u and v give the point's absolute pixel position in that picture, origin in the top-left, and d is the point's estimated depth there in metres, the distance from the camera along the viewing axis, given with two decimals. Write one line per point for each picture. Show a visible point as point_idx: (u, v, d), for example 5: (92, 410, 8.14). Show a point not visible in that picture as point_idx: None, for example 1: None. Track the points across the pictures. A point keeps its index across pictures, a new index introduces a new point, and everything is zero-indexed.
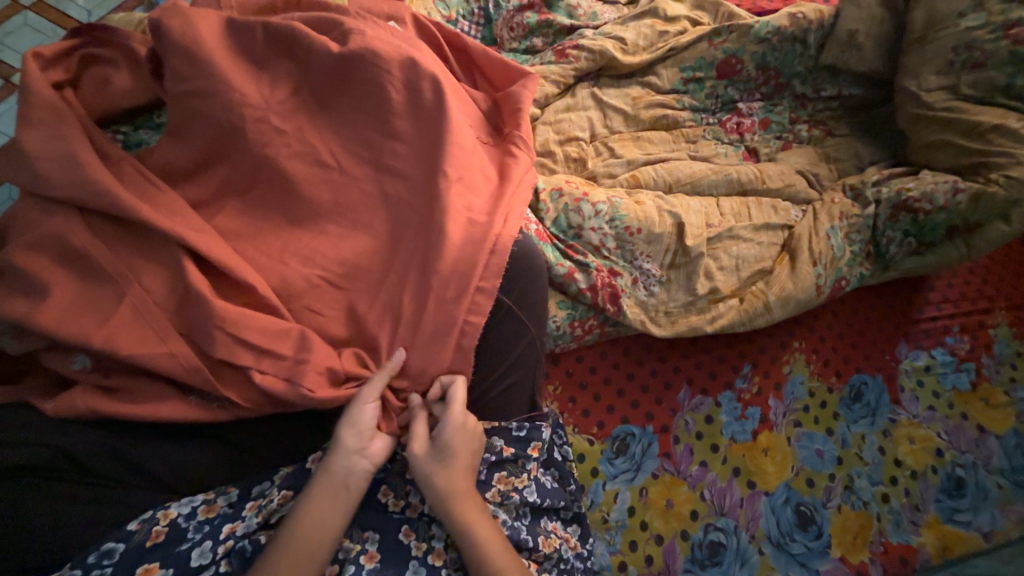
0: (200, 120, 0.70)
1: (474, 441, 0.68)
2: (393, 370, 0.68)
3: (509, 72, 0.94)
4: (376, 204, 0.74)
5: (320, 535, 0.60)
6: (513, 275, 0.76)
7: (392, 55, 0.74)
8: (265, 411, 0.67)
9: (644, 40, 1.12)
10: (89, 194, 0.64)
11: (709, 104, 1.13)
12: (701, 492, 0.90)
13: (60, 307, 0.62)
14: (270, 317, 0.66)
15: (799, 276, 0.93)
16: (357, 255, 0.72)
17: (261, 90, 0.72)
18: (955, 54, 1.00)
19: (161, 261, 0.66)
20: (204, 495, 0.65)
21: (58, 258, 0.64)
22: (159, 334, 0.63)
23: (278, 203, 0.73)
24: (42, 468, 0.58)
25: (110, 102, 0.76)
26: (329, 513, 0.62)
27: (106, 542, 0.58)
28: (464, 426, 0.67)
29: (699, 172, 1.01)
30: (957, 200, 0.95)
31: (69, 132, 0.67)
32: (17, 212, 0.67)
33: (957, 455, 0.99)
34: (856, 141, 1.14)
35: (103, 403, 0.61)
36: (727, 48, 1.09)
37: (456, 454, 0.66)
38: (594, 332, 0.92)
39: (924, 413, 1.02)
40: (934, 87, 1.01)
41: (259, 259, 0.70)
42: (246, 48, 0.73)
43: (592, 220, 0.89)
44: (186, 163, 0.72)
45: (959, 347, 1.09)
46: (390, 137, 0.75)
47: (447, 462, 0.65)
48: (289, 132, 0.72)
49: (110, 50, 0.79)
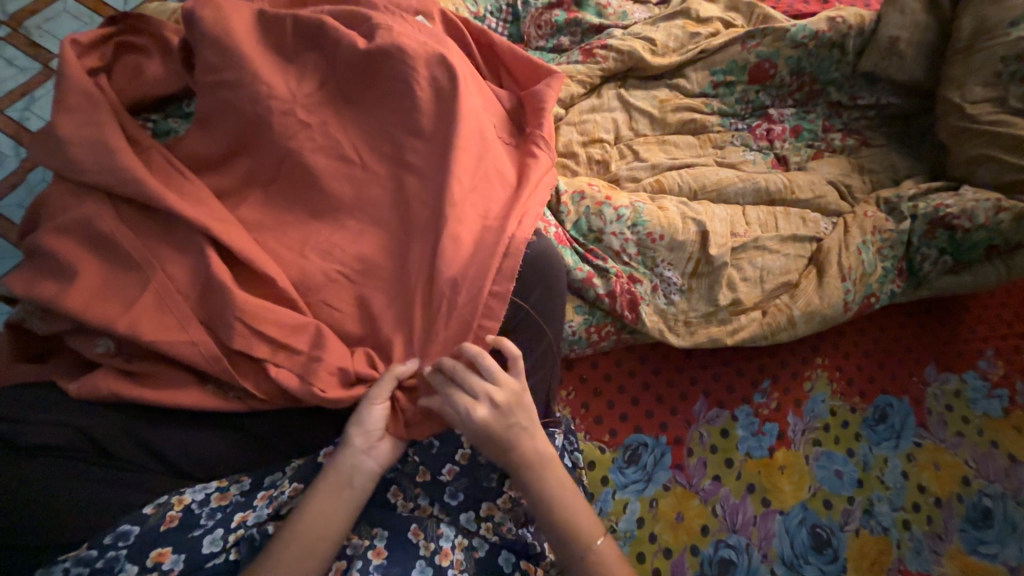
0: (228, 110, 0.71)
1: (517, 404, 0.67)
2: (400, 373, 0.67)
3: (534, 70, 0.93)
4: (396, 200, 0.74)
5: (321, 533, 0.61)
6: (531, 280, 0.75)
7: (419, 52, 0.74)
8: (277, 403, 0.67)
9: (674, 42, 1.10)
10: (118, 180, 0.65)
11: (738, 109, 1.10)
12: (713, 507, 0.88)
13: (87, 290, 0.63)
14: (287, 311, 0.66)
15: (826, 291, 0.90)
16: (375, 253, 0.72)
17: (288, 83, 0.72)
18: (1003, 66, 0.95)
19: (184, 249, 0.66)
20: (217, 483, 0.65)
21: (86, 243, 0.65)
22: (180, 322, 0.64)
23: (301, 197, 0.74)
24: (59, 448, 0.59)
25: (142, 91, 0.77)
26: (331, 510, 0.62)
27: (120, 525, 0.59)
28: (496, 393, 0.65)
29: (725, 179, 0.98)
30: (999, 219, 0.91)
31: (101, 119, 0.68)
32: (50, 196, 0.68)
33: (984, 484, 0.95)
34: (891, 152, 1.09)
35: (123, 386, 0.62)
36: (761, 52, 1.06)
37: (501, 423, 0.65)
38: (611, 338, 0.91)
39: (951, 438, 0.98)
40: (979, 98, 0.97)
41: (279, 251, 0.70)
42: (275, 40, 0.74)
43: (613, 224, 0.88)
44: (214, 154, 0.73)
45: (992, 372, 1.03)
46: (413, 134, 0.74)
47: (495, 435, 0.65)
48: (313, 126, 0.73)
49: (144, 39, 0.80)
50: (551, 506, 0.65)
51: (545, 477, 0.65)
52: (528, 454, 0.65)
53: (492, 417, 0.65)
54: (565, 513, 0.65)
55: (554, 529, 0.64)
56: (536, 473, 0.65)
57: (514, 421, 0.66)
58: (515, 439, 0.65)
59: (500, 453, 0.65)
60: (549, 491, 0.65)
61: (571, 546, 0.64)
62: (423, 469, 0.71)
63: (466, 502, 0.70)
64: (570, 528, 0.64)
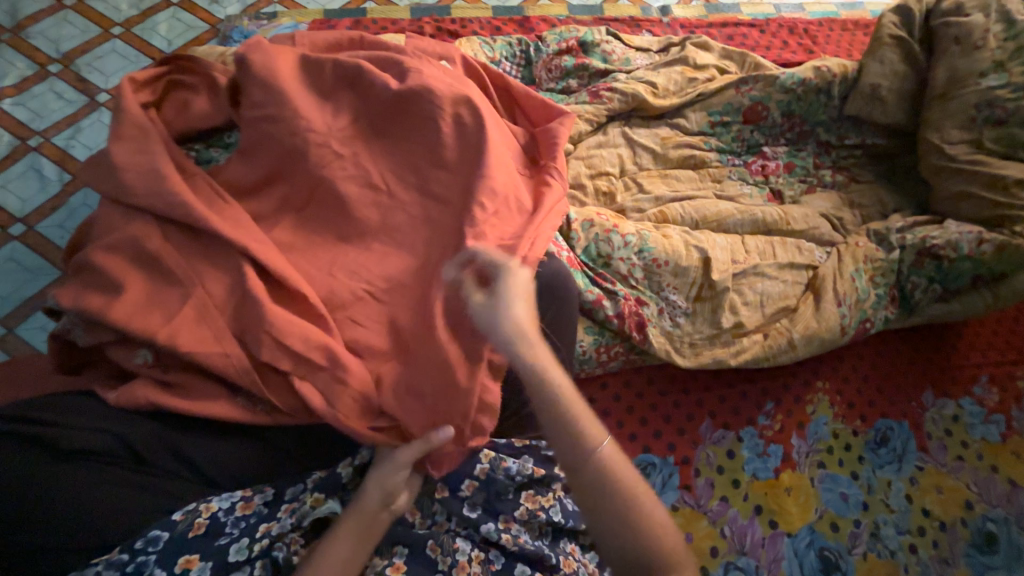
0: (269, 142, 0.77)
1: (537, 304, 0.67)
2: (430, 440, 0.70)
3: (547, 109, 1.01)
4: (420, 225, 0.79)
5: None
6: (551, 297, 0.80)
7: (445, 92, 0.81)
8: (300, 416, 0.70)
9: (674, 85, 1.19)
10: (165, 203, 0.70)
11: (734, 146, 1.18)
12: (721, 528, 0.90)
13: (131, 304, 0.67)
14: (316, 326, 0.70)
15: (823, 316, 0.95)
16: (399, 273, 0.77)
17: (325, 118, 0.80)
18: (977, 111, 1.03)
19: (223, 267, 0.71)
20: (242, 492, 0.67)
21: (132, 260, 0.70)
22: (215, 335, 0.67)
23: (331, 221, 0.79)
24: (97, 453, 0.62)
25: (189, 123, 0.85)
26: (345, 566, 0.64)
27: (151, 530, 0.61)
28: (517, 302, 0.63)
29: (725, 211, 1.05)
30: (982, 249, 0.97)
31: (153, 148, 0.74)
32: (100, 216, 0.74)
33: (988, 508, 0.96)
34: (879, 188, 1.17)
35: (159, 396, 0.65)
36: (754, 96, 1.15)
37: (523, 332, 0.62)
38: (619, 359, 0.94)
39: (952, 463, 1.00)
40: (957, 140, 1.05)
41: (310, 271, 0.75)
42: (314, 81, 0.81)
43: (621, 250, 0.93)
44: (254, 181, 0.79)
45: (987, 398, 1.06)
46: (437, 165, 0.81)
47: (512, 337, 0.61)
48: (346, 157, 0.79)
49: (192, 77, 0.88)
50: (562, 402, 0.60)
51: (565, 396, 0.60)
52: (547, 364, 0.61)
53: (512, 325, 0.62)
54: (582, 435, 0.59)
55: (567, 449, 0.59)
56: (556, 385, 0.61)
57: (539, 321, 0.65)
58: (535, 352, 0.61)
59: (517, 364, 0.61)
60: (564, 409, 0.60)
61: (588, 470, 0.58)
62: (441, 485, 0.74)
63: (485, 514, 0.72)
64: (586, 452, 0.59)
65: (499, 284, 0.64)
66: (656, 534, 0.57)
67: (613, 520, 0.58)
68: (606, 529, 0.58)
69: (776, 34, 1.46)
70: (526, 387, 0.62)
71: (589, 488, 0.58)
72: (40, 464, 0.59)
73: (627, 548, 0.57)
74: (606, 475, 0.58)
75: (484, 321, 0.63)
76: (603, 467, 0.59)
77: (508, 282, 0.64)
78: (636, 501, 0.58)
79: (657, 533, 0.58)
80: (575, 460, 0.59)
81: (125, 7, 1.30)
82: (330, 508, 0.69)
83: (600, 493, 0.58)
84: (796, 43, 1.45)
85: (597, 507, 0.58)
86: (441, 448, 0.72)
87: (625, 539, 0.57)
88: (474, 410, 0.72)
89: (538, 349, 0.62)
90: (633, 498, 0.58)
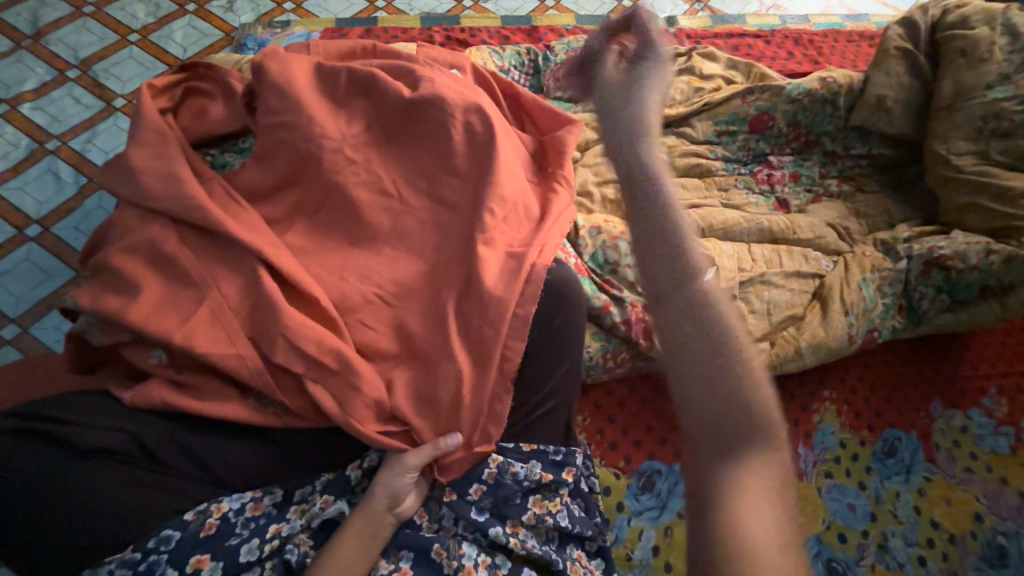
0: (284, 148, 0.79)
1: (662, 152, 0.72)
2: (440, 445, 0.71)
3: (555, 117, 1.02)
4: (430, 230, 0.80)
5: None
6: (561, 292, 0.79)
7: (456, 100, 0.83)
8: (311, 418, 0.71)
9: (680, 95, 1.21)
10: (182, 206, 0.72)
11: (740, 155, 1.19)
12: None
13: (148, 305, 0.68)
14: (327, 329, 0.71)
15: (830, 324, 0.95)
16: (409, 277, 0.78)
17: (339, 125, 0.81)
18: (983, 123, 1.04)
19: (237, 270, 0.72)
20: (252, 493, 0.68)
21: (149, 262, 0.71)
22: (229, 336, 0.68)
23: (343, 226, 0.80)
24: (111, 451, 0.62)
25: (205, 129, 0.86)
26: (352, 565, 0.65)
27: (163, 530, 0.62)
28: (646, 131, 0.72)
29: (731, 220, 1.05)
30: (990, 260, 0.96)
31: (171, 152, 0.76)
32: (118, 219, 0.75)
33: (998, 522, 0.94)
34: (886, 199, 1.17)
35: (174, 396, 0.66)
36: (760, 106, 1.17)
37: (642, 162, 0.68)
38: (626, 365, 0.94)
39: (960, 474, 0.99)
40: (964, 151, 1.05)
41: (322, 274, 0.76)
42: (329, 88, 0.83)
43: (628, 257, 0.94)
44: (268, 185, 0.80)
45: (996, 410, 1.04)
46: (448, 172, 0.82)
47: (634, 145, 0.70)
48: (358, 163, 0.80)
49: (210, 84, 0.90)
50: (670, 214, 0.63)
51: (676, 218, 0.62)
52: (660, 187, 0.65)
53: (634, 155, 0.69)
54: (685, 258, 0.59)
55: (663, 254, 0.60)
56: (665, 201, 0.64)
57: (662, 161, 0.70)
58: (654, 174, 0.67)
59: (632, 176, 0.67)
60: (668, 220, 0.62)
61: (683, 288, 0.57)
62: (450, 489, 0.74)
63: (493, 518, 0.73)
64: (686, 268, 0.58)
65: (641, 68, 0.79)
66: (752, 392, 0.51)
67: (707, 357, 0.53)
68: (692, 360, 0.53)
69: (781, 44, 1.48)
70: (632, 195, 0.66)
71: (677, 308, 0.56)
72: (56, 461, 0.60)
73: (714, 396, 0.51)
74: (704, 303, 0.56)
75: (612, 133, 0.73)
76: (702, 298, 0.56)
77: (651, 66, 0.80)
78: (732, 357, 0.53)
79: (753, 394, 0.51)
80: (675, 271, 0.58)
81: (142, 15, 1.33)
82: (337, 509, 0.69)
83: (690, 317, 0.55)
84: (802, 54, 1.46)
85: (690, 337, 0.54)
86: (449, 454, 0.72)
87: (714, 387, 0.51)
88: (487, 420, 0.73)
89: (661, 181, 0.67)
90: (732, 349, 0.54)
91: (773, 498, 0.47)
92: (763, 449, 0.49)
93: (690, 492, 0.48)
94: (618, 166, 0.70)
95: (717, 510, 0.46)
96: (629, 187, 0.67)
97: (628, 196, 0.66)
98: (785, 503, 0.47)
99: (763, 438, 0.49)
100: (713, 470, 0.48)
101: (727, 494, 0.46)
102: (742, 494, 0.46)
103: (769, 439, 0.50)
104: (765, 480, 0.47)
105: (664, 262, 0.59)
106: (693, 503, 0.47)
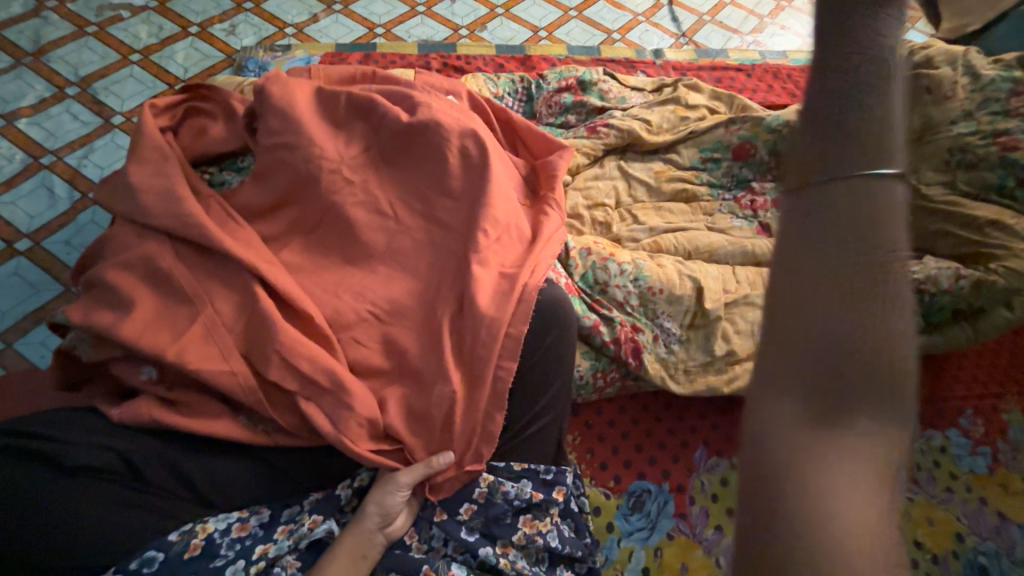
0: (283, 168, 0.81)
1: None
2: (432, 464, 0.71)
3: (548, 142, 1.06)
4: (424, 250, 0.82)
5: None
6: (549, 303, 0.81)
7: (453, 125, 0.86)
8: (302, 436, 0.70)
9: (667, 123, 1.26)
10: (180, 223, 0.73)
11: (724, 181, 1.23)
12: (716, 559, 0.88)
13: (141, 321, 0.68)
14: (320, 346, 0.72)
15: None
16: (403, 296, 0.79)
17: (337, 146, 0.83)
18: (950, 155, 1.10)
19: (233, 287, 0.73)
20: (238, 513, 0.67)
21: (144, 278, 0.71)
22: (222, 353, 0.69)
23: (338, 245, 0.82)
24: (97, 469, 0.61)
25: (205, 148, 0.88)
26: None
27: (146, 551, 0.61)
28: None
29: (716, 242, 1.08)
30: (961, 285, 1.00)
31: (170, 170, 0.77)
32: (114, 235, 0.76)
33: (979, 542, 0.95)
34: None
35: (163, 413, 0.66)
36: (742, 135, 1.21)
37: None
38: (615, 384, 0.97)
39: (941, 494, 1.02)
40: (934, 181, 1.11)
41: (317, 292, 0.77)
42: (329, 111, 0.86)
43: (617, 278, 0.96)
44: (266, 204, 0.82)
45: (974, 430, 1.08)
46: (443, 194, 0.84)
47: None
48: (356, 183, 0.83)
49: (211, 104, 0.92)
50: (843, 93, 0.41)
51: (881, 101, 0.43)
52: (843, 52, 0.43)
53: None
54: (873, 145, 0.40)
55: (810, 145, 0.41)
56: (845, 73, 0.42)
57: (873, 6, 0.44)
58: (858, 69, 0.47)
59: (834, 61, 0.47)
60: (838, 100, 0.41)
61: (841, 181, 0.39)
62: (440, 509, 0.74)
63: (483, 538, 0.73)
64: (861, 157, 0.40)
65: None
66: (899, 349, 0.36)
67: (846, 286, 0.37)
68: (827, 289, 0.37)
69: (761, 78, 1.56)
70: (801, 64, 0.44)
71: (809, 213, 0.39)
72: (39, 479, 0.59)
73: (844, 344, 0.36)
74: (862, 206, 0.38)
75: None
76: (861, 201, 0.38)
77: None
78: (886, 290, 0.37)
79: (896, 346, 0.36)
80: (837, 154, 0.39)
81: (144, 36, 1.36)
82: (326, 529, 0.68)
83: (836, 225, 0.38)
84: (781, 87, 1.54)
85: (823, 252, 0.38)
86: (442, 472, 0.73)
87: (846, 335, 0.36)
88: (479, 438, 0.73)
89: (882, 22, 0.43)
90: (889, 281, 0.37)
91: (873, 487, 0.36)
92: (879, 429, 0.36)
93: (757, 457, 0.37)
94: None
95: (784, 487, 0.36)
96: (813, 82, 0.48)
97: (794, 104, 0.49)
98: (883, 493, 0.36)
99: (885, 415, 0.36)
100: (796, 439, 0.36)
101: (798, 471, 0.36)
102: (826, 476, 0.35)
103: (896, 413, 0.36)
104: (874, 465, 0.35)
105: (843, 142, 0.39)
106: (757, 469, 0.37)
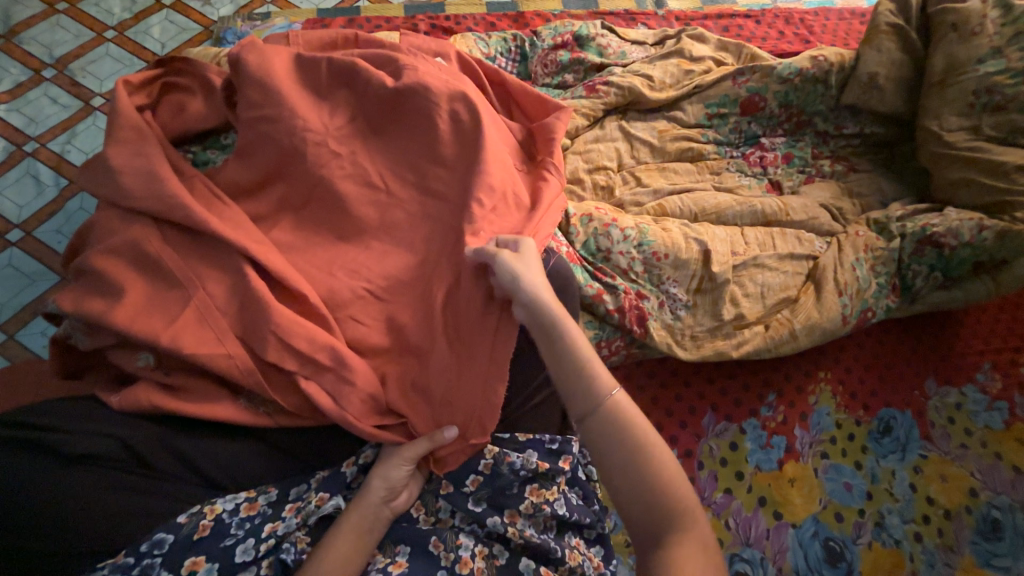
0: (267, 143, 0.77)
1: (584, 373, 0.61)
2: (434, 439, 0.71)
3: (544, 104, 1.00)
4: (419, 222, 0.79)
5: None
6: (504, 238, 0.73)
7: (441, 89, 0.81)
8: (305, 415, 0.70)
9: (670, 78, 1.19)
10: (163, 205, 0.70)
11: (732, 138, 1.17)
12: (725, 521, 0.90)
13: (134, 306, 0.67)
14: (317, 326, 0.70)
15: (824, 305, 0.95)
16: (399, 271, 0.77)
17: (321, 117, 0.79)
18: (976, 97, 1.02)
19: (223, 269, 0.71)
20: (246, 493, 0.68)
21: (132, 263, 0.69)
22: (218, 336, 0.67)
23: (330, 221, 0.79)
24: (101, 457, 0.62)
25: (185, 126, 0.85)
26: (351, 553, 0.65)
27: (156, 533, 0.61)
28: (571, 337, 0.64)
29: (723, 203, 1.04)
30: (983, 236, 0.96)
31: (150, 151, 0.74)
32: (98, 220, 0.73)
33: (993, 496, 0.96)
34: (878, 177, 1.16)
35: (163, 399, 0.65)
36: (751, 87, 1.15)
37: (544, 302, 0.66)
38: (620, 353, 0.94)
39: (956, 450, 1.00)
40: (956, 127, 1.04)
41: (310, 270, 0.75)
42: (310, 80, 0.81)
43: (620, 244, 0.93)
44: (251, 181, 0.79)
45: (990, 385, 1.06)
46: (435, 163, 0.80)
47: (567, 348, 0.63)
48: (343, 156, 0.79)
49: (187, 79, 0.88)
50: (628, 427, 0.58)
51: (613, 382, 0.60)
52: (583, 384, 0.61)
53: (535, 297, 0.66)
54: (584, 403, 0.60)
55: (633, 472, 0.57)
56: (602, 399, 0.60)
57: (585, 383, 0.61)
58: (565, 325, 0.64)
59: (535, 321, 0.66)
60: (615, 424, 0.59)
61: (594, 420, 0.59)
62: (446, 482, 0.74)
63: (490, 508, 0.73)
64: (583, 419, 0.60)
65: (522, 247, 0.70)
66: (652, 479, 0.56)
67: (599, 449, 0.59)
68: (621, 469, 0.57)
69: (771, 24, 1.46)
70: (593, 403, 0.60)
71: (614, 456, 0.58)
72: (41, 469, 0.59)
73: (654, 506, 0.56)
74: (620, 430, 0.58)
75: (562, 336, 0.64)
76: (693, 521, 0.55)
77: (523, 247, 0.71)
78: (665, 469, 0.57)
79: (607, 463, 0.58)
80: (628, 451, 0.57)
81: (118, 11, 1.29)
82: (334, 505, 0.68)
83: (616, 448, 0.58)
84: (792, 33, 1.45)
85: None
86: (445, 447, 0.72)
87: (635, 491, 0.56)
88: (481, 412, 0.71)
89: (585, 387, 0.61)
90: (656, 464, 0.57)
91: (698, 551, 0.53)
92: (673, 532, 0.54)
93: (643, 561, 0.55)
94: (577, 388, 0.61)
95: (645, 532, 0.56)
96: (537, 330, 0.66)
97: (545, 348, 0.65)
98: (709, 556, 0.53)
99: (687, 524, 0.55)
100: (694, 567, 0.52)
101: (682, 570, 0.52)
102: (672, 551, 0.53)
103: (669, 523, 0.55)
104: (694, 546, 0.53)
105: (628, 477, 0.57)
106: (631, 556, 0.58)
